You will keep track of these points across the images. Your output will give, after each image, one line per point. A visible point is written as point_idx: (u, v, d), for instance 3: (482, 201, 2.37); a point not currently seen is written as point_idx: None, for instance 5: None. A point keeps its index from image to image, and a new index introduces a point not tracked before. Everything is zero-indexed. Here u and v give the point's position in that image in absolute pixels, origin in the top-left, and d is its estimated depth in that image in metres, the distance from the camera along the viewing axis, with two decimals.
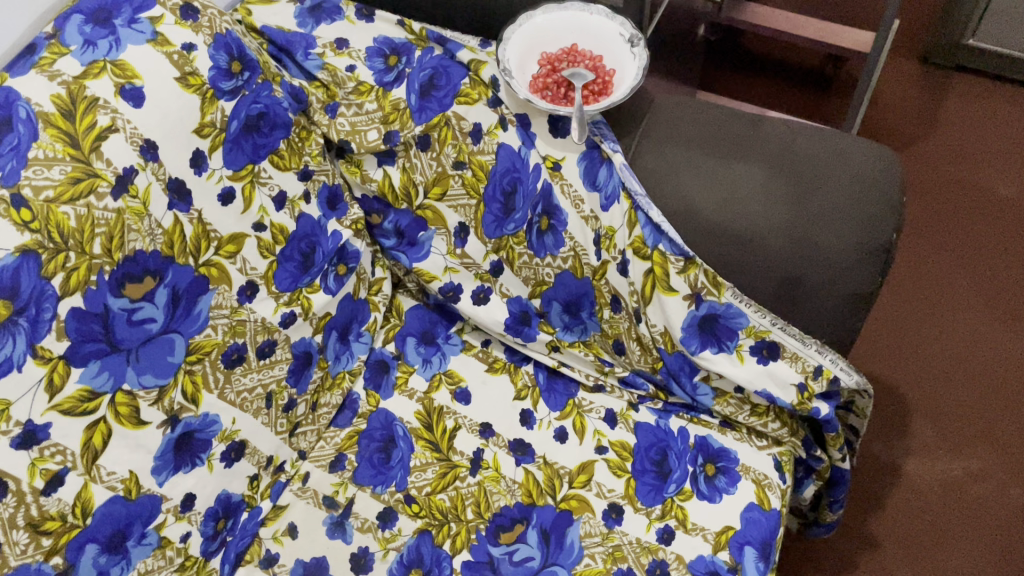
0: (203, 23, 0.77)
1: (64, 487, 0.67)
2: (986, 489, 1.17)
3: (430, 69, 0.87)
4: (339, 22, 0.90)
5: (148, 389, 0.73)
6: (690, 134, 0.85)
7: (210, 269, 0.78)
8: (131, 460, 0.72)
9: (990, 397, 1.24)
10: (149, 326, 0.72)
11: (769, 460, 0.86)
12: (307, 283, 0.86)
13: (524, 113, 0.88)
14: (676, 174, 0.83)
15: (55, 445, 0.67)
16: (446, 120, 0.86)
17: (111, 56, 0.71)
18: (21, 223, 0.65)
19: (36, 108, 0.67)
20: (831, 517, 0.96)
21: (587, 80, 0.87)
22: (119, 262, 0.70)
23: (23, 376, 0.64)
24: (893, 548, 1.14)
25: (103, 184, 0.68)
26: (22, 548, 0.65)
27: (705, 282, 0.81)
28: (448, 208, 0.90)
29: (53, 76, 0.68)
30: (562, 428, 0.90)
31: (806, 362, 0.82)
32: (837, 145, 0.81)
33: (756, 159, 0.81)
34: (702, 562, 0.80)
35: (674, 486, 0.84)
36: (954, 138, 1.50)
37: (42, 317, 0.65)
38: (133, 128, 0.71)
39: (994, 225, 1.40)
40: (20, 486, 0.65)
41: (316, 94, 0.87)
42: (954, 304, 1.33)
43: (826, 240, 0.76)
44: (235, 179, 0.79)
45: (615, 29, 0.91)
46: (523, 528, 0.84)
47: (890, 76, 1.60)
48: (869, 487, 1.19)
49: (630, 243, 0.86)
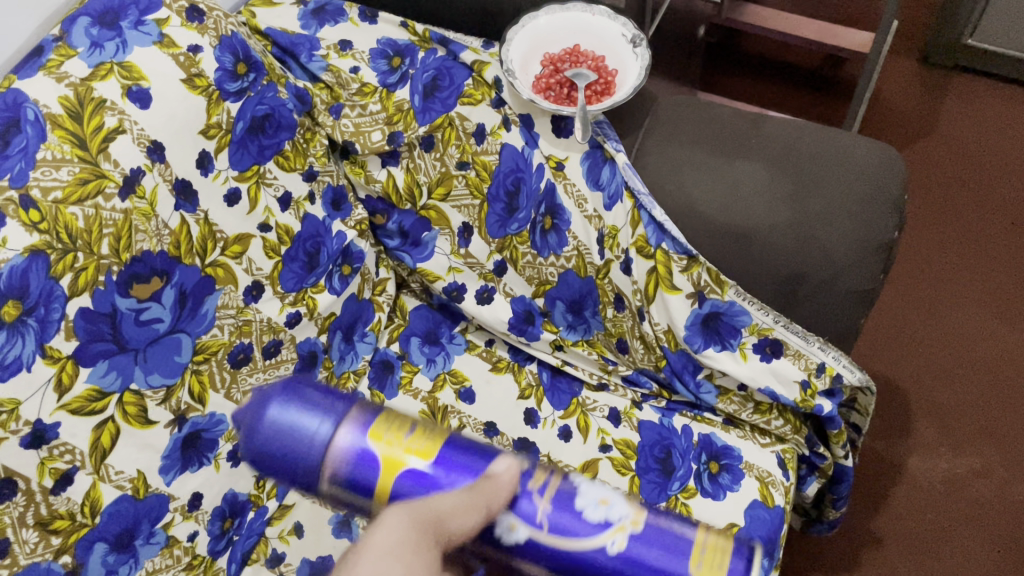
0: (209, 25, 0.78)
1: (73, 486, 0.67)
2: (987, 486, 1.18)
3: (433, 70, 0.88)
4: (343, 24, 0.91)
5: (156, 389, 0.73)
6: (693, 134, 0.87)
7: (216, 270, 0.78)
8: (138, 460, 0.72)
9: (993, 395, 1.25)
10: (156, 326, 0.73)
11: (772, 458, 0.86)
12: (312, 283, 0.87)
13: (527, 114, 0.89)
14: (678, 173, 0.84)
15: (63, 444, 0.67)
16: (449, 120, 0.87)
17: (117, 58, 0.71)
18: (29, 224, 0.65)
19: (44, 110, 0.67)
20: (834, 515, 0.97)
21: (590, 81, 0.89)
22: (127, 262, 0.70)
23: (33, 376, 0.64)
24: (896, 545, 1.14)
25: (111, 185, 0.69)
26: (31, 547, 0.65)
27: (708, 281, 0.83)
28: (452, 208, 0.91)
29: (60, 78, 0.69)
30: (566, 428, 0.90)
31: (809, 359, 0.82)
32: (837, 144, 0.82)
33: (758, 159, 0.82)
34: None
35: (678, 484, 0.85)
36: (955, 137, 1.51)
37: (50, 317, 0.65)
38: (140, 129, 0.71)
39: (993, 223, 1.41)
40: (30, 485, 0.65)
41: (320, 95, 0.87)
42: (956, 302, 1.34)
43: (828, 238, 0.77)
44: (241, 180, 0.79)
45: (617, 30, 0.93)
46: None
47: (889, 76, 1.60)
48: (870, 484, 1.19)
49: (632, 242, 0.88)
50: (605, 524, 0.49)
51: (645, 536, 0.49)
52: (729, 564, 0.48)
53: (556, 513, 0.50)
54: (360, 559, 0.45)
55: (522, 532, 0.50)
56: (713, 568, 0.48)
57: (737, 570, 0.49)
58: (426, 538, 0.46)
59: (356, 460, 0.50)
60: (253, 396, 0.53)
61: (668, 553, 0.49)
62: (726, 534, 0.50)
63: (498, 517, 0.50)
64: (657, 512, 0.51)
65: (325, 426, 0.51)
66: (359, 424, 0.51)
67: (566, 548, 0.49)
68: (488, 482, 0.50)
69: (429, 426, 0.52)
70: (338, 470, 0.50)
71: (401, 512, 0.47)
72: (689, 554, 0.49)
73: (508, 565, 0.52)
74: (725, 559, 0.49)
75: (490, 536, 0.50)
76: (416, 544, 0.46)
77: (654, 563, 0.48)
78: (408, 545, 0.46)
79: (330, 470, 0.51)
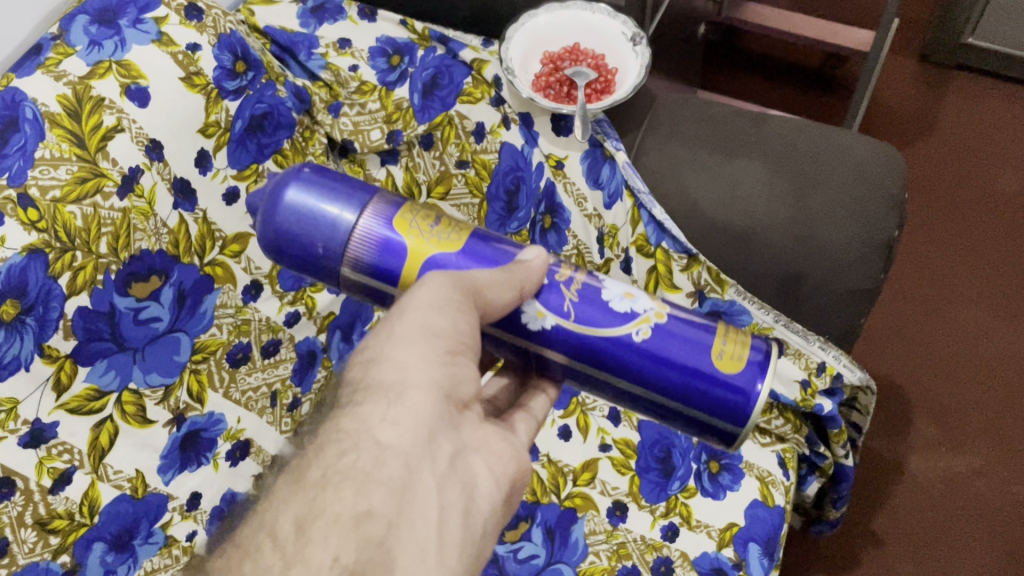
0: (208, 23, 0.78)
1: (71, 486, 0.66)
2: (987, 486, 1.17)
3: (433, 69, 0.89)
4: (341, 22, 0.91)
5: (154, 389, 0.72)
6: (695, 133, 0.87)
7: (215, 269, 0.78)
8: (137, 459, 0.71)
9: (992, 394, 1.25)
10: (154, 325, 0.72)
11: (772, 457, 0.86)
12: (310, 283, 0.87)
13: (526, 112, 0.92)
14: (678, 171, 0.86)
15: (62, 443, 0.66)
16: (448, 119, 0.88)
17: (116, 57, 0.71)
18: (28, 223, 0.64)
19: (43, 108, 0.67)
20: (834, 515, 0.97)
21: (590, 79, 0.93)
22: (125, 262, 0.70)
23: (31, 376, 0.64)
24: (897, 545, 1.14)
25: (109, 184, 0.68)
26: (30, 546, 0.64)
27: (708, 280, 0.86)
28: (451, 208, 0.89)
29: (59, 77, 0.69)
30: (566, 427, 0.89)
31: (809, 358, 0.84)
32: (837, 143, 0.82)
33: (757, 156, 0.82)
34: (707, 559, 0.79)
35: (678, 483, 0.84)
36: (954, 135, 1.50)
37: (49, 316, 0.65)
38: (138, 128, 0.71)
39: (993, 221, 1.40)
40: (28, 485, 0.64)
41: (319, 94, 0.86)
42: (956, 300, 1.34)
43: (829, 236, 0.77)
44: (239, 179, 0.79)
45: (617, 28, 0.95)
46: (528, 526, 0.82)
47: (889, 75, 1.60)
48: (871, 483, 1.19)
49: (632, 242, 0.92)
50: (630, 315, 0.55)
51: (670, 328, 0.54)
52: (748, 353, 0.54)
53: (583, 304, 0.55)
54: (404, 312, 0.49)
55: (549, 319, 0.55)
56: (734, 357, 0.53)
57: (756, 360, 0.54)
58: (468, 301, 0.50)
59: (381, 248, 0.54)
60: (270, 182, 0.56)
61: (691, 344, 0.54)
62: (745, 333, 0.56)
63: (526, 302, 0.55)
64: (680, 310, 0.56)
65: (346, 211, 0.54)
66: (379, 212, 0.55)
67: (592, 334, 0.54)
68: (522, 266, 0.54)
69: (452, 221, 0.57)
70: (361, 256, 0.54)
71: (444, 276, 0.50)
72: (713, 347, 0.54)
73: (536, 356, 0.57)
74: (745, 350, 0.54)
75: (519, 322, 0.55)
76: (459, 303, 0.49)
77: (679, 352, 0.54)
78: (453, 303, 0.49)
79: (354, 256, 0.54)
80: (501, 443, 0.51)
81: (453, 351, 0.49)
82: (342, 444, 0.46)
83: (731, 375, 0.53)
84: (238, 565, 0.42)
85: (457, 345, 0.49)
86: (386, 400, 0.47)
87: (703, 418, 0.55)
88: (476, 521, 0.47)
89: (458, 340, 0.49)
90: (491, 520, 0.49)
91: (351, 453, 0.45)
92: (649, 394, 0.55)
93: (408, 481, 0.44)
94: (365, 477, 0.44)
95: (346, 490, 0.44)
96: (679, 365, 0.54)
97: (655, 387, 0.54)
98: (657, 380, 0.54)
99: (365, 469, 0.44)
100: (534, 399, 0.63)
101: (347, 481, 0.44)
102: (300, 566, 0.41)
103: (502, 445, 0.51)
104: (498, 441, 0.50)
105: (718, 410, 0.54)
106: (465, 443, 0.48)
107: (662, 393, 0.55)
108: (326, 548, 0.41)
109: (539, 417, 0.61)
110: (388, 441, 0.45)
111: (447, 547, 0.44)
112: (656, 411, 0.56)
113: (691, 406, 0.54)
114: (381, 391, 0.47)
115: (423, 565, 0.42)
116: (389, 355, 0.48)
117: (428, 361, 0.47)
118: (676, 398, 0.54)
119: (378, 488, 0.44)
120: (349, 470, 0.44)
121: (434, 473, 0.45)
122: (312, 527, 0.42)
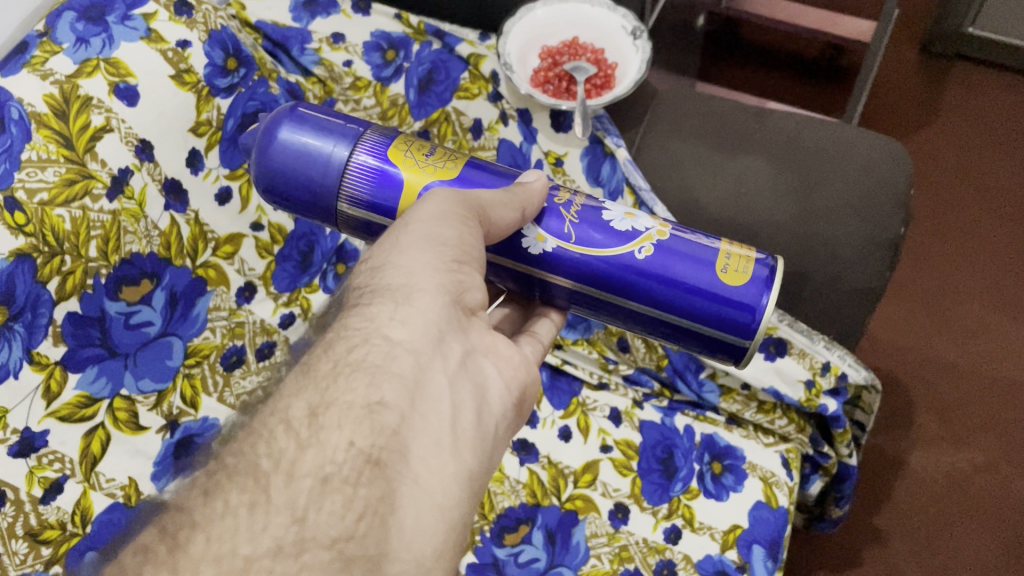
0: (198, 19, 0.76)
1: (63, 496, 0.63)
2: (991, 480, 1.17)
3: (429, 64, 0.90)
4: (334, 16, 0.88)
5: (146, 394, 0.71)
6: (694, 128, 0.90)
7: (208, 271, 0.77)
8: (130, 467, 0.68)
9: (991, 388, 1.24)
10: (146, 329, 0.71)
11: (775, 457, 0.85)
12: (306, 283, 0.86)
13: (525, 108, 0.92)
14: (680, 167, 0.88)
15: (53, 452, 0.63)
16: (445, 115, 0.89)
17: (104, 55, 0.69)
18: (14, 227, 0.62)
19: (29, 108, 0.65)
20: (837, 512, 0.97)
21: (589, 74, 0.92)
22: (116, 265, 0.68)
23: (20, 384, 0.62)
24: (901, 543, 1.13)
25: (97, 185, 0.67)
26: (21, 558, 0.61)
27: None
28: None
29: (45, 76, 0.66)
30: (566, 428, 0.88)
31: (813, 358, 0.82)
32: (841, 138, 0.85)
33: (759, 152, 0.85)
34: (710, 561, 0.78)
35: (680, 485, 0.83)
36: (955, 126, 1.49)
37: (38, 321, 0.63)
38: (127, 128, 0.69)
39: (995, 213, 1.39)
40: (19, 495, 0.61)
41: (313, 90, 0.85)
42: (959, 293, 1.33)
43: (835, 233, 0.79)
44: (232, 179, 0.78)
45: (617, 22, 0.95)
46: (529, 528, 0.81)
47: (889, 65, 1.58)
48: (873, 481, 1.18)
49: None
50: (632, 234, 0.55)
51: (673, 246, 0.54)
52: (753, 268, 0.53)
53: (583, 227, 0.55)
54: (408, 224, 0.48)
55: (550, 243, 0.55)
56: (738, 270, 0.53)
57: (761, 276, 0.53)
58: (472, 217, 0.50)
59: (376, 180, 0.55)
60: (264, 123, 0.57)
61: (694, 261, 0.54)
62: (751, 249, 0.55)
63: (527, 227, 0.55)
64: (682, 229, 0.56)
65: (339, 147, 0.55)
66: (372, 147, 0.55)
67: (590, 256, 0.55)
68: (522, 188, 0.54)
69: (447, 153, 0.57)
70: (355, 190, 0.55)
71: (447, 193, 0.50)
72: (716, 261, 0.54)
73: (538, 281, 0.57)
74: (750, 265, 0.54)
75: (520, 246, 0.55)
76: (464, 217, 0.49)
77: (682, 271, 0.53)
78: (457, 216, 0.49)
79: (349, 190, 0.55)
80: (509, 349, 0.51)
81: (459, 261, 0.48)
82: (352, 340, 0.45)
83: (736, 287, 0.53)
84: (248, 447, 0.40)
85: (463, 255, 0.48)
86: (394, 302, 0.46)
87: (710, 335, 0.55)
88: (487, 421, 0.47)
89: (464, 250, 0.48)
90: (502, 422, 0.49)
91: (361, 347, 0.44)
92: (654, 313, 0.55)
93: (420, 376, 0.44)
94: (376, 369, 0.43)
95: (358, 381, 0.43)
96: (680, 282, 0.53)
97: (661, 304, 0.54)
98: (663, 298, 0.54)
99: (376, 363, 0.44)
100: (539, 325, 0.62)
101: (359, 372, 0.43)
102: (316, 447, 0.40)
103: (509, 350, 0.51)
104: (506, 346, 0.51)
105: (723, 325, 0.54)
106: (473, 347, 0.48)
107: (667, 310, 0.54)
108: (341, 431, 0.41)
109: (544, 341, 0.60)
110: (399, 338, 0.45)
111: (460, 442, 0.44)
112: (661, 330, 0.56)
113: (697, 322, 0.54)
114: (388, 294, 0.46)
115: (438, 455, 0.43)
116: (394, 262, 0.47)
117: (432, 267, 0.47)
118: (681, 315, 0.54)
119: (390, 379, 0.43)
120: (360, 362, 0.44)
121: (445, 370, 0.45)
122: (324, 414, 0.41)
